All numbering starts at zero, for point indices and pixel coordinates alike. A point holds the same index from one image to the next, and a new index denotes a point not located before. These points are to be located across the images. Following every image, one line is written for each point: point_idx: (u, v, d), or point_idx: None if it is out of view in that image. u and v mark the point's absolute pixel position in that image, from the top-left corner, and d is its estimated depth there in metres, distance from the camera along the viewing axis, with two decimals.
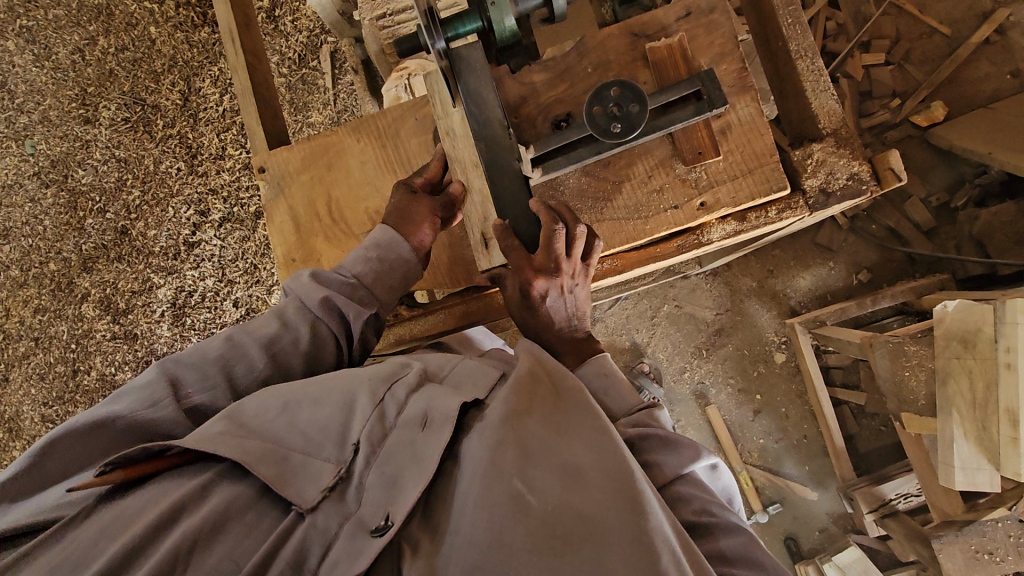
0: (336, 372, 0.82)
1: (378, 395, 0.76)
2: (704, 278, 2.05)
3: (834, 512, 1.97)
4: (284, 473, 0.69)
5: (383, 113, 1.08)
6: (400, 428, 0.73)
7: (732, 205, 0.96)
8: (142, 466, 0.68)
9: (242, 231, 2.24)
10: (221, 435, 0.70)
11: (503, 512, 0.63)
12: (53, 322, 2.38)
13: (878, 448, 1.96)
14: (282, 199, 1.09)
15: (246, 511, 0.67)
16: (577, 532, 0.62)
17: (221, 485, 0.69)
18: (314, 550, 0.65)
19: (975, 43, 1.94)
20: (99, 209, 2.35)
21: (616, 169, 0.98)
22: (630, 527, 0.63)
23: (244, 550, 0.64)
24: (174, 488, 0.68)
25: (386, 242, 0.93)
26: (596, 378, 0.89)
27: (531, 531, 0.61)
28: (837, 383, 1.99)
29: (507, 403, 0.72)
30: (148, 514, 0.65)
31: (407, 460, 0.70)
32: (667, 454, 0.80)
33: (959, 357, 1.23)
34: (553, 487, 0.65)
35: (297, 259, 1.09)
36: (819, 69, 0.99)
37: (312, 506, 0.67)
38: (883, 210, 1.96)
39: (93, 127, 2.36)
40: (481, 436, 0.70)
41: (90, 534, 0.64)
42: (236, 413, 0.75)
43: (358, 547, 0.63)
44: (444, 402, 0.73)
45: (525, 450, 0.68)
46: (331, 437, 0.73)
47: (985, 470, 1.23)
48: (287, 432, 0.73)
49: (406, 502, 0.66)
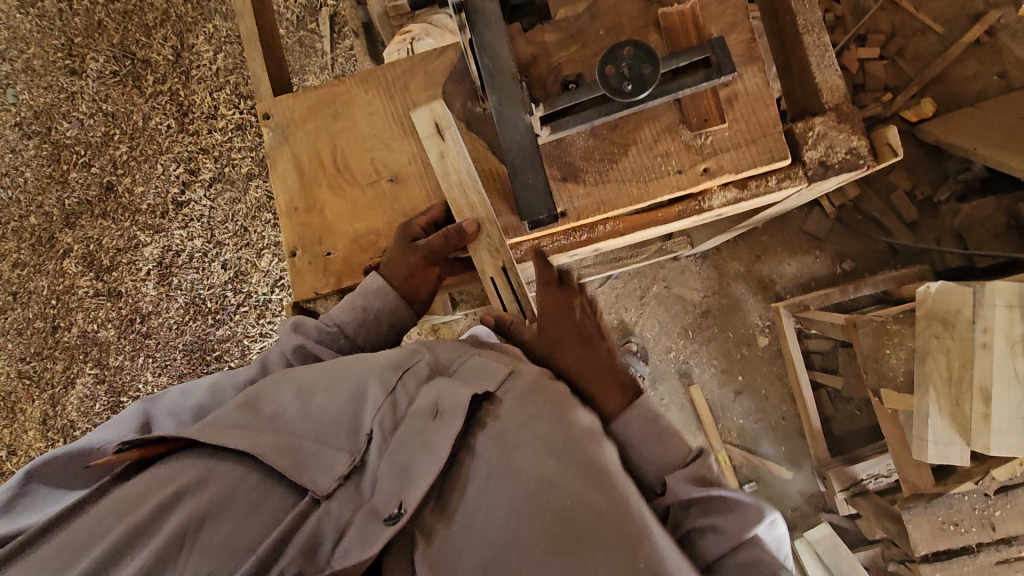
0: (348, 360, 0.85)
1: (388, 383, 0.80)
2: (694, 260, 2.09)
3: (806, 492, 2.03)
4: (298, 461, 0.73)
5: (392, 64, 1.07)
6: (412, 417, 0.77)
7: (734, 172, 0.98)
8: (152, 447, 0.74)
9: (233, 192, 2.20)
10: (235, 427, 0.74)
11: (518, 508, 0.70)
12: (33, 277, 2.32)
13: (853, 431, 2.02)
14: (285, 146, 1.08)
15: (253, 492, 0.70)
16: (584, 526, 0.69)
17: (225, 467, 0.72)
18: (327, 537, 0.69)
19: (965, 43, 1.99)
20: (84, 163, 2.29)
21: (623, 132, 1.00)
22: (629, 530, 0.70)
23: (248, 530, 0.68)
24: (182, 471, 0.71)
25: (372, 293, 0.96)
26: (639, 426, 0.85)
27: (540, 526, 0.68)
28: (816, 367, 2.04)
29: (528, 410, 0.78)
30: (158, 494, 0.69)
31: (419, 447, 0.74)
32: (726, 519, 0.76)
33: (938, 336, 1.27)
34: (564, 485, 0.72)
35: (300, 207, 1.07)
36: (824, 45, 1.01)
37: (326, 494, 0.71)
38: (868, 201, 2.02)
39: (79, 78, 2.29)
40: (498, 437, 0.76)
41: (97, 518, 0.68)
42: (253, 398, 0.80)
43: (371, 534, 0.67)
44: (454, 394, 0.77)
45: (542, 451, 0.74)
46: (344, 427, 0.77)
47: (956, 445, 1.25)
48: (302, 422, 0.77)
49: (417, 492, 0.70)
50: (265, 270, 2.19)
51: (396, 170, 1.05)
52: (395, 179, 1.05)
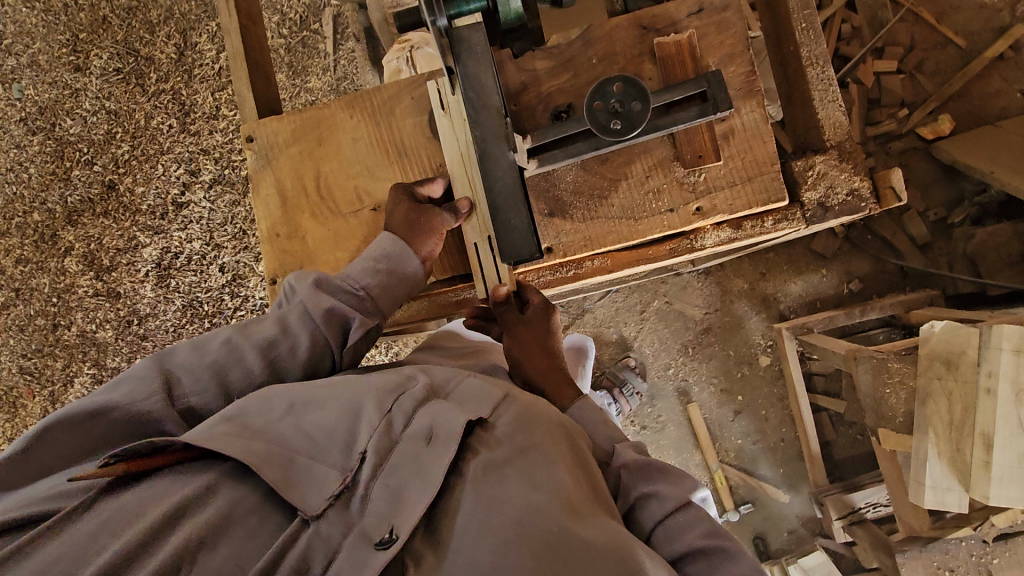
0: (340, 379, 0.82)
1: (385, 405, 0.77)
2: (696, 276, 2.05)
3: (803, 515, 2.01)
4: (289, 476, 0.69)
5: (379, 88, 1.03)
6: (407, 441, 0.74)
7: (728, 213, 0.94)
8: (146, 459, 0.67)
9: (232, 195, 2.21)
10: (227, 437, 0.70)
11: (505, 536, 0.68)
12: (34, 274, 2.33)
13: (853, 456, 1.98)
14: (269, 169, 1.05)
15: (249, 515, 0.67)
16: (573, 554, 0.67)
17: (225, 486, 0.69)
18: (317, 560, 0.65)
19: (988, 58, 1.91)
20: (86, 161, 2.31)
21: (613, 166, 0.96)
22: (618, 560, 0.68)
23: (246, 553, 0.64)
24: (177, 488, 0.67)
25: (395, 254, 0.93)
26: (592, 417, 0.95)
27: (528, 551, 0.66)
28: (819, 390, 2.01)
29: (515, 440, 0.78)
30: (152, 513, 0.64)
31: (412, 473, 0.71)
32: (664, 482, 0.82)
33: (941, 378, 1.21)
34: (553, 511, 0.70)
35: (282, 234, 1.05)
36: (829, 79, 0.96)
37: (316, 514, 0.67)
38: (880, 221, 1.96)
39: (82, 74, 2.30)
40: (489, 463, 0.75)
41: (92, 525, 0.63)
42: (240, 413, 0.75)
43: (362, 559, 0.64)
44: (449, 419, 0.75)
45: (527, 476, 0.74)
46: (335, 444, 0.73)
47: (954, 491, 1.20)
48: (293, 436, 0.73)
49: (411, 517, 0.67)
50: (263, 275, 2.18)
51: (379, 200, 1.02)
52: (378, 209, 1.02)
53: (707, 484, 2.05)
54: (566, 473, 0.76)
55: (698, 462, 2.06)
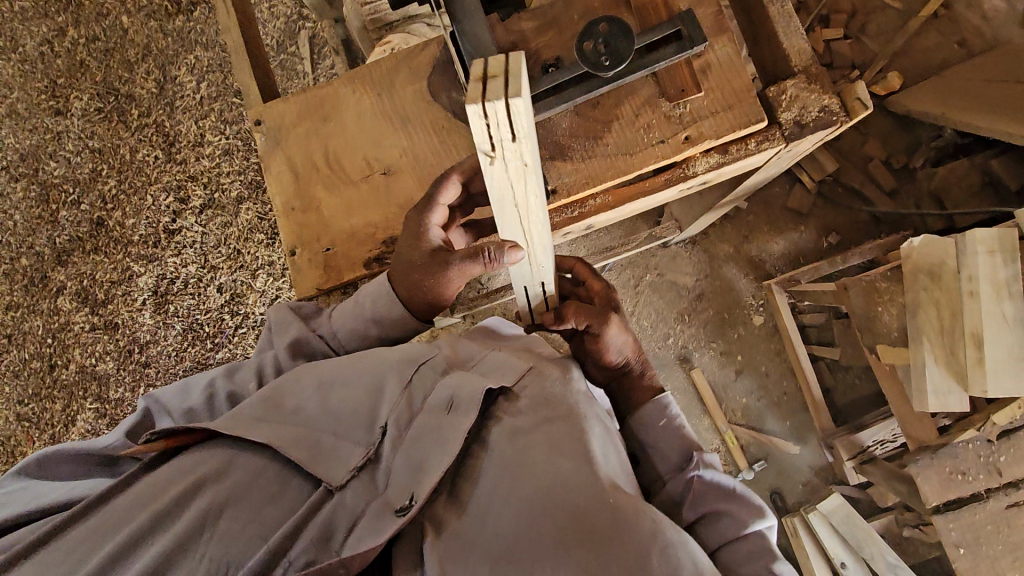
0: (365, 355, 0.92)
1: (406, 376, 0.88)
2: (683, 246, 2.14)
3: (815, 464, 2.05)
4: (315, 453, 0.80)
5: (378, 63, 1.11)
6: (428, 412, 0.84)
7: (715, 138, 1.01)
8: (177, 439, 0.80)
9: (224, 217, 2.24)
10: (261, 419, 0.82)
11: (529, 504, 0.75)
12: (27, 318, 2.32)
13: (853, 401, 2.05)
14: (278, 149, 1.11)
15: (270, 483, 0.77)
16: (594, 518, 0.73)
17: (247, 457, 0.79)
18: (340, 526, 0.75)
19: (924, 15, 2.07)
20: (73, 201, 2.33)
21: (604, 109, 1.04)
22: (641, 523, 0.73)
23: (266, 517, 0.74)
24: (203, 461, 0.78)
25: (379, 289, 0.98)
26: (660, 419, 1.02)
27: (548, 517, 0.73)
28: (813, 340, 2.10)
29: (539, 414, 0.85)
30: (177, 486, 0.74)
31: (433, 442, 0.80)
32: (732, 502, 0.89)
33: (928, 290, 1.29)
34: (576, 478, 0.77)
35: (296, 207, 1.09)
36: (789, 13, 1.06)
37: (340, 485, 0.77)
38: (847, 173, 2.09)
39: (63, 118, 2.36)
40: (511, 430, 0.83)
41: (123, 501, 0.74)
42: (275, 395, 0.87)
43: (381, 526, 0.73)
44: (469, 390, 0.84)
45: (550, 444, 0.81)
46: (359, 422, 0.84)
47: (955, 393, 1.27)
48: (320, 416, 0.85)
49: (427, 485, 0.75)
50: (262, 291, 2.20)
51: (387, 164, 1.08)
52: (387, 172, 1.08)
53: (719, 446, 2.09)
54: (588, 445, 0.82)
55: (708, 426, 2.10)
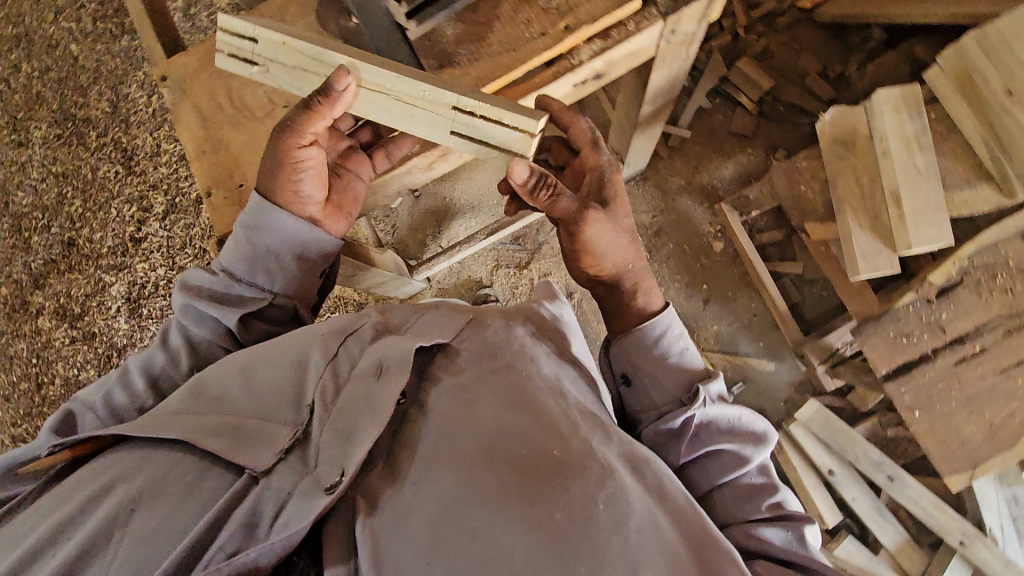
0: (292, 335, 0.95)
1: (332, 349, 0.91)
2: (634, 185, 2.16)
3: (794, 381, 2.04)
4: (238, 441, 0.81)
5: (269, 6, 1.17)
6: (358, 378, 0.85)
7: (591, 23, 1.05)
8: (86, 446, 0.84)
9: (186, 219, 2.30)
10: (179, 412, 0.84)
11: (476, 460, 0.78)
12: (13, 342, 2.38)
13: (823, 312, 2.04)
14: (184, 98, 1.15)
15: (184, 478, 0.77)
16: (541, 472, 0.78)
17: (154, 459, 0.80)
18: (266, 512, 0.75)
19: None
20: (44, 226, 2.39)
21: (484, 12, 1.08)
22: (587, 471, 0.79)
23: (180, 514, 0.74)
24: (111, 466, 0.80)
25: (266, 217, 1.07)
26: (657, 356, 1.09)
27: (496, 472, 0.77)
28: (775, 258, 2.08)
29: (484, 369, 0.88)
30: (83, 494, 0.76)
31: (362, 410, 0.81)
32: (730, 451, 1.01)
33: None
34: (523, 432, 0.81)
35: (207, 149, 1.14)
36: None
37: (264, 470, 0.78)
38: (785, 90, 2.09)
39: (26, 148, 2.43)
40: (455, 388, 0.85)
41: (29, 516, 0.77)
42: (200, 383, 0.90)
43: (310, 505, 0.72)
44: (396, 351, 0.86)
45: (496, 399, 0.84)
46: (286, 404, 0.87)
47: (883, 254, 1.52)
48: (248, 404, 0.86)
49: (357, 458, 0.76)
50: None
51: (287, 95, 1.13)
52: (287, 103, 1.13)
53: None
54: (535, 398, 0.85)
55: None
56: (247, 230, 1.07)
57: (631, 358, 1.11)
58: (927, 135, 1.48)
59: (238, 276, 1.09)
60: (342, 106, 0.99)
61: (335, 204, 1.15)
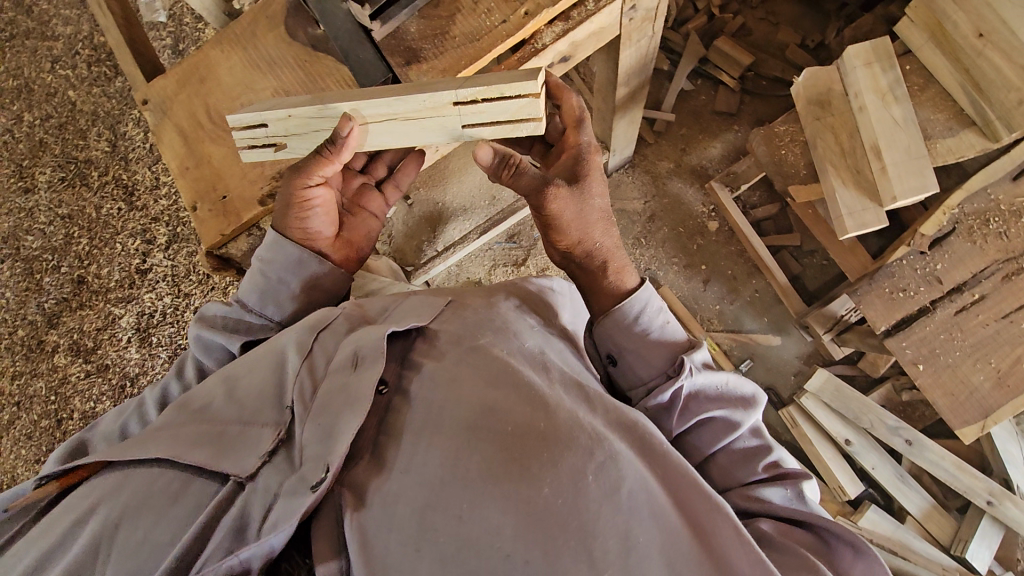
0: (268, 342, 0.97)
1: (306, 347, 0.91)
2: (624, 172, 2.15)
3: (802, 353, 2.02)
4: (222, 449, 0.82)
5: (240, 22, 1.19)
6: (333, 373, 0.85)
7: (552, 5, 1.07)
8: (71, 476, 0.85)
9: (189, 247, 2.36)
10: (164, 427, 0.86)
11: (461, 443, 0.76)
12: (31, 382, 2.43)
13: (825, 282, 2.03)
14: (166, 120, 1.19)
15: (173, 486, 0.79)
16: (525, 449, 0.76)
17: (141, 471, 0.82)
18: (254, 515, 0.76)
19: None
20: (54, 266, 2.44)
21: (446, 6, 1.10)
22: (574, 444, 0.77)
23: (167, 523, 0.76)
24: (98, 486, 0.81)
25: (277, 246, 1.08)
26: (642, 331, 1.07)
27: (479, 454, 0.75)
28: (771, 232, 2.07)
29: (463, 348, 0.85)
30: (75, 513, 0.79)
31: (341, 406, 0.80)
32: (724, 418, 1.00)
33: None
34: (507, 409, 0.79)
35: (191, 166, 1.17)
36: None
37: (249, 474, 0.79)
38: (766, 64, 2.10)
39: (33, 194, 2.47)
40: (436, 371, 0.83)
41: (28, 540, 0.80)
42: (186, 399, 0.92)
43: (295, 504, 0.73)
44: (369, 343, 0.85)
45: (478, 377, 0.82)
46: (268, 407, 0.87)
47: (870, 210, 1.52)
48: (230, 412, 0.87)
49: (338, 454, 0.75)
50: None
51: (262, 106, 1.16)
52: None
53: None
54: (517, 373, 0.83)
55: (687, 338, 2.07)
56: (259, 264, 1.09)
57: (614, 336, 1.08)
58: (901, 86, 1.50)
59: (250, 306, 1.10)
60: (352, 150, 1.01)
61: (346, 241, 1.19)
